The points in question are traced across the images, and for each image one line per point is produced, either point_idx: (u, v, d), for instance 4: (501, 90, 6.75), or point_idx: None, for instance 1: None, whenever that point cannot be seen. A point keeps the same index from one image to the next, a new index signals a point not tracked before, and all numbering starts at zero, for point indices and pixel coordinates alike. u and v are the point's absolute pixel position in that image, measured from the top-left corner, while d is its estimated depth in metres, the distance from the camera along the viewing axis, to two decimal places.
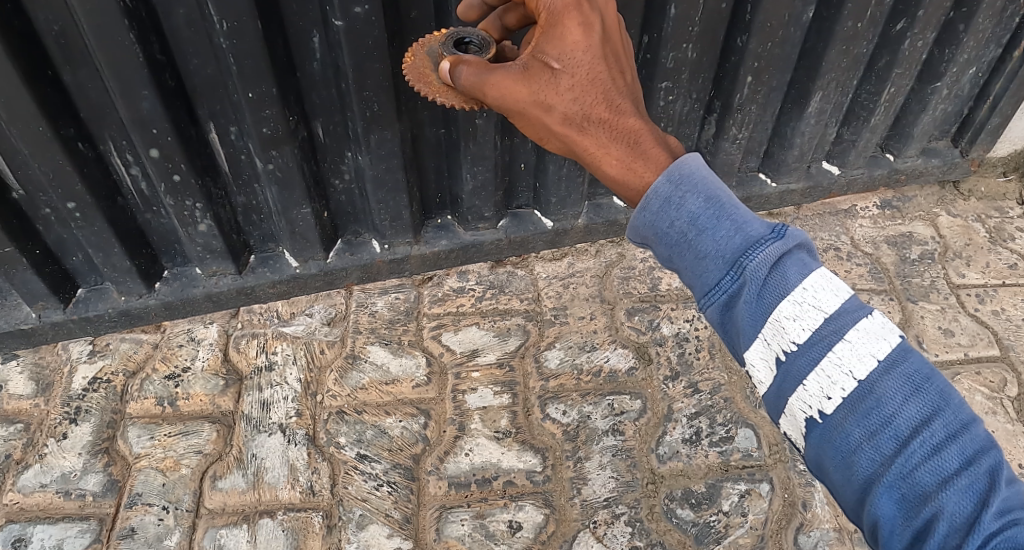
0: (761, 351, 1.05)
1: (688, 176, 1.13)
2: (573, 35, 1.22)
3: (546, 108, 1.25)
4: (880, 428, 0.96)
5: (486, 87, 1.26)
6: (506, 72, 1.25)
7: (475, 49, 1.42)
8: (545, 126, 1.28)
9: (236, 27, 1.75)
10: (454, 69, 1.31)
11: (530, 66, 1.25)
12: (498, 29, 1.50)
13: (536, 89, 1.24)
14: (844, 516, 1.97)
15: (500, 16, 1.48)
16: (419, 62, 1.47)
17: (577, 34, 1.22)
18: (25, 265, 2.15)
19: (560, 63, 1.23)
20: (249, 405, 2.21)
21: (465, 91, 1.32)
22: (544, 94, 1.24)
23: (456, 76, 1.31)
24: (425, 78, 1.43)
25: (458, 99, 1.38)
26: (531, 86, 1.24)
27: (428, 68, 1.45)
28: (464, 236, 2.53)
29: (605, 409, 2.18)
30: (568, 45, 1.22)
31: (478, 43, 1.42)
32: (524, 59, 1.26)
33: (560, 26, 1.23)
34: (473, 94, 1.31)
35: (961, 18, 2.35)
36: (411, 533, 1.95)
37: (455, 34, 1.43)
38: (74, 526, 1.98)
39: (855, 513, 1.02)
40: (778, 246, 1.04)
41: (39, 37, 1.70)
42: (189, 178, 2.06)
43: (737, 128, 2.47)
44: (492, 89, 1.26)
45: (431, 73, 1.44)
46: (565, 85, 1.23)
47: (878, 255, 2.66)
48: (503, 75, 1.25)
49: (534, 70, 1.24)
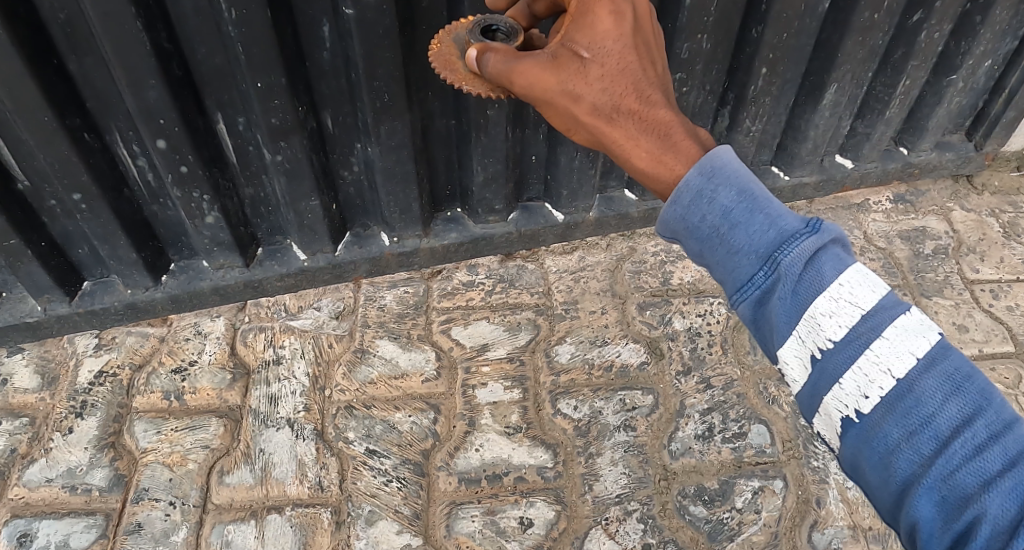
0: (795, 349, 1.02)
1: (720, 169, 1.09)
2: (603, 23, 1.21)
3: (575, 98, 1.21)
4: (919, 429, 0.93)
5: (514, 76, 1.23)
6: (534, 60, 1.22)
7: (503, 36, 1.38)
8: (573, 117, 1.24)
9: (245, 15, 1.72)
10: (481, 57, 1.28)
11: (559, 55, 1.21)
12: (527, 17, 1.45)
13: (564, 78, 1.21)
14: (859, 513, 1.94)
15: (529, 3, 1.43)
16: (445, 49, 1.42)
17: (608, 23, 1.20)
18: (30, 257, 2.12)
19: (589, 52, 1.20)
20: (257, 400, 2.18)
21: (492, 79, 1.28)
22: (573, 83, 1.20)
23: (483, 63, 1.27)
24: (451, 65, 1.39)
25: (485, 87, 1.35)
26: (559, 75, 1.21)
27: (455, 56, 1.41)
28: (474, 229, 2.50)
29: (616, 404, 2.16)
30: (599, 33, 1.20)
31: (506, 31, 1.38)
32: (553, 48, 1.23)
33: (591, 15, 1.21)
34: (500, 83, 1.28)
35: (979, 9, 2.31)
36: (421, 529, 1.93)
37: (482, 21, 1.40)
38: (81, 521, 1.96)
39: (891, 515, 1.00)
40: (814, 240, 1.01)
41: (44, 25, 1.67)
42: (197, 170, 2.03)
43: (750, 120, 2.44)
44: (520, 77, 1.22)
45: (457, 60, 1.40)
46: (594, 74, 1.20)
47: (892, 249, 2.63)
48: (531, 63, 1.22)
49: (562, 58, 1.21)
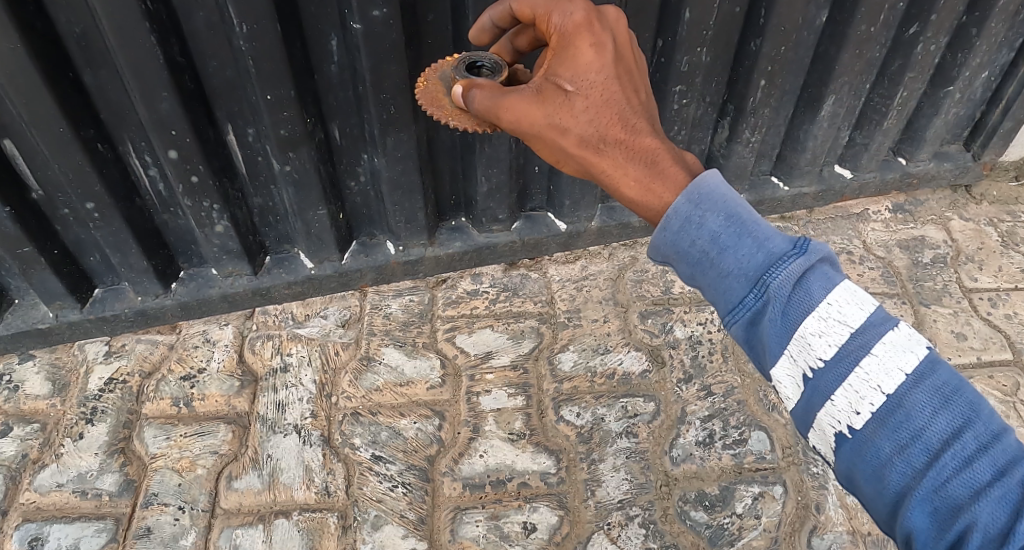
0: (787, 368, 1.06)
1: (709, 192, 1.13)
2: (585, 56, 1.25)
3: (561, 130, 1.26)
4: (909, 442, 0.97)
5: (501, 111, 1.28)
6: (519, 95, 1.27)
7: (488, 71, 1.44)
8: (561, 148, 1.29)
9: (256, 29, 1.76)
10: (467, 93, 1.33)
11: (543, 88, 1.26)
12: (510, 53, 1.53)
13: (549, 112, 1.25)
14: (857, 518, 1.97)
15: (511, 39, 1.51)
16: (431, 86, 1.49)
17: (590, 55, 1.25)
18: (43, 265, 2.17)
19: (573, 84, 1.25)
20: (265, 406, 2.22)
21: (479, 114, 1.33)
22: (558, 116, 1.25)
23: (470, 99, 1.32)
24: (438, 102, 1.46)
25: (471, 122, 1.40)
26: (545, 109, 1.25)
27: (442, 92, 1.48)
28: (478, 238, 2.54)
29: (618, 412, 2.19)
30: (582, 66, 1.25)
31: (490, 66, 1.44)
32: (537, 82, 1.28)
33: (573, 47, 1.26)
34: (486, 118, 1.33)
35: (974, 22, 2.35)
36: (426, 533, 1.96)
37: (467, 58, 1.46)
38: (91, 525, 1.99)
39: (887, 524, 1.04)
40: (801, 262, 1.05)
41: (61, 38, 1.72)
42: (207, 179, 2.07)
43: (750, 131, 2.48)
44: (507, 112, 1.27)
45: (444, 96, 1.47)
46: (579, 106, 1.24)
47: (891, 258, 2.67)
48: (516, 98, 1.26)
49: (547, 92, 1.26)
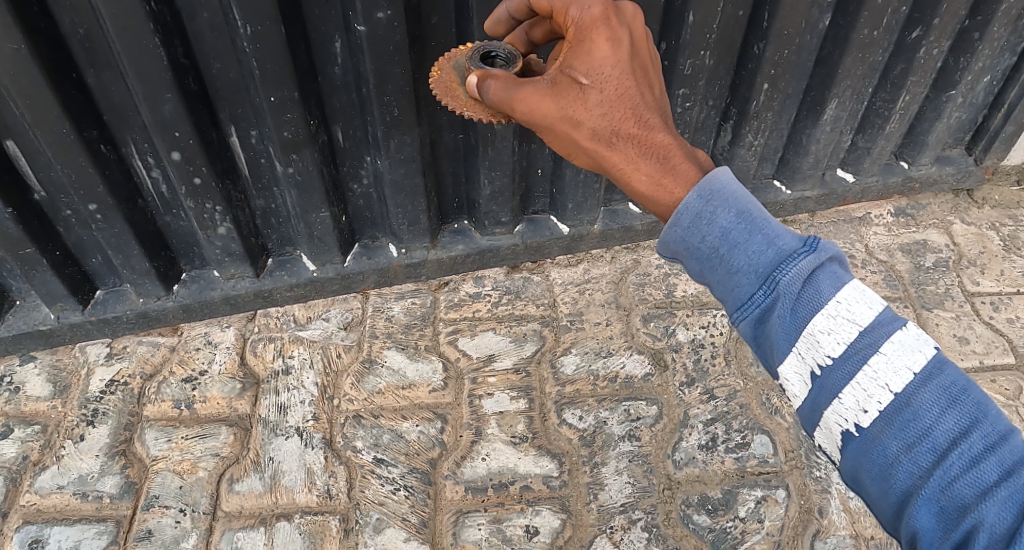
0: (795, 365, 1.06)
1: (718, 191, 1.13)
2: (601, 50, 1.25)
3: (575, 123, 1.26)
4: (918, 441, 0.96)
5: (515, 103, 1.28)
6: (534, 87, 1.27)
7: (502, 62, 1.43)
8: (573, 141, 1.29)
9: (260, 31, 1.76)
10: (482, 83, 1.33)
11: (558, 81, 1.27)
12: (524, 44, 1.53)
13: (563, 105, 1.25)
14: (860, 523, 1.97)
15: (526, 30, 1.51)
16: (445, 76, 1.48)
17: (606, 49, 1.25)
18: (45, 266, 2.17)
19: (588, 78, 1.25)
20: (267, 409, 2.22)
21: (493, 105, 1.33)
22: (572, 109, 1.25)
23: (484, 90, 1.32)
24: (451, 92, 1.45)
25: (486, 112, 1.40)
26: (559, 101, 1.25)
27: (455, 82, 1.47)
28: (480, 241, 2.54)
29: (621, 415, 2.18)
30: (597, 60, 1.25)
31: (505, 57, 1.43)
32: (552, 75, 1.28)
33: (589, 42, 1.26)
34: (500, 109, 1.33)
35: (977, 26, 2.35)
36: (428, 536, 1.96)
37: (481, 47, 1.44)
38: (92, 527, 1.98)
39: (892, 524, 1.03)
40: (812, 259, 1.04)
41: (64, 39, 1.72)
42: (210, 181, 2.07)
43: (753, 135, 2.48)
44: (521, 105, 1.28)
45: (458, 87, 1.47)
46: (593, 100, 1.24)
47: (893, 262, 2.66)
48: (530, 90, 1.27)
49: (561, 85, 1.26)
